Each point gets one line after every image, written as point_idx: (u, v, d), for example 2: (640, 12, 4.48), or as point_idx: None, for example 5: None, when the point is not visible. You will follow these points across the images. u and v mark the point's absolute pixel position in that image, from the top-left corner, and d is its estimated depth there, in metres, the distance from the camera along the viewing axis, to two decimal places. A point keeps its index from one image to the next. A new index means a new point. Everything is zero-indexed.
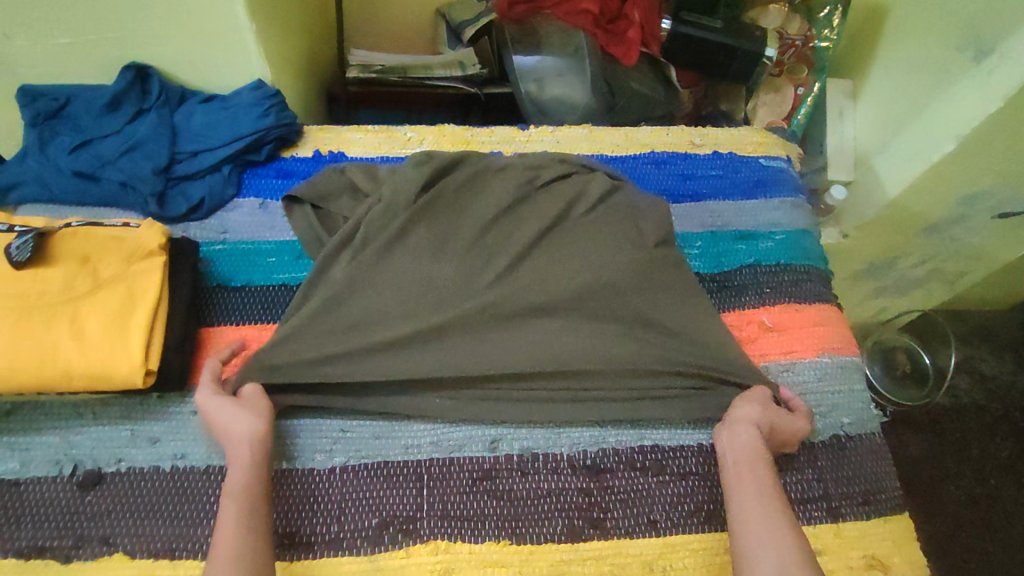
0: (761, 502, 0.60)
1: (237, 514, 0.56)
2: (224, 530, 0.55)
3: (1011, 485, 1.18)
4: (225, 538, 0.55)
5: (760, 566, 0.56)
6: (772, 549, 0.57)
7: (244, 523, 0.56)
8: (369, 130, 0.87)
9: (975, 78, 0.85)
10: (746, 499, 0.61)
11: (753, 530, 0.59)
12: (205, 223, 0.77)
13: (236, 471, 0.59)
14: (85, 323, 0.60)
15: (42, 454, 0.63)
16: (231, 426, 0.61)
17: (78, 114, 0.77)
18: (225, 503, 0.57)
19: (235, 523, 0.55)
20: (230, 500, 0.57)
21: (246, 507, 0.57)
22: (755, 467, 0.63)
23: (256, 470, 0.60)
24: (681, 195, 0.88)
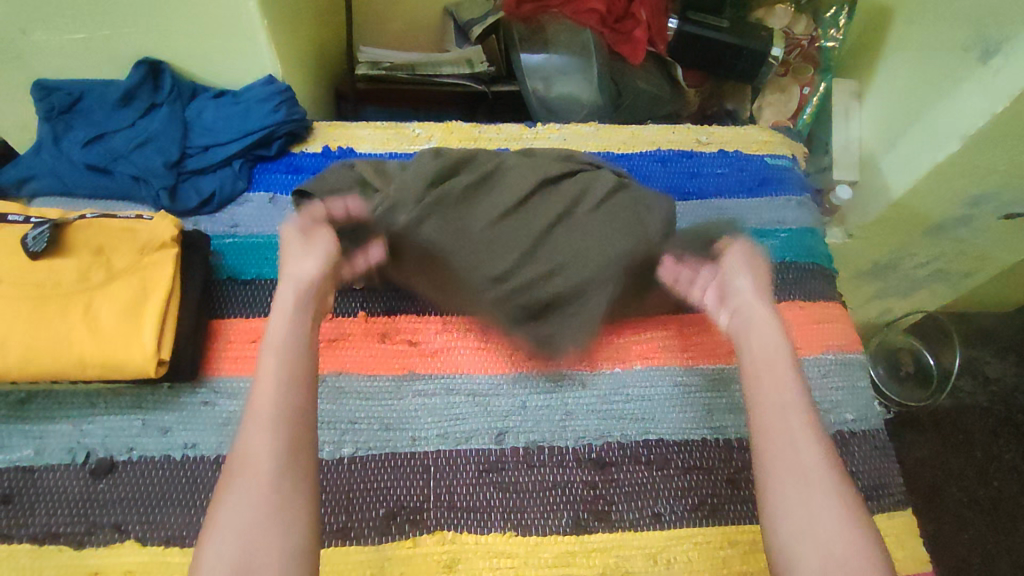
0: (782, 395, 0.59)
1: (284, 374, 0.56)
2: (263, 390, 0.55)
3: (1015, 486, 1.18)
4: (263, 402, 0.54)
5: (778, 463, 0.55)
6: (791, 443, 0.55)
7: (286, 389, 0.55)
8: (378, 126, 0.88)
9: (981, 78, 0.86)
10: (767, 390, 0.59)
11: (773, 426, 0.57)
12: (215, 217, 0.78)
13: (281, 327, 0.60)
14: (99, 313, 0.62)
15: (55, 442, 0.64)
16: (297, 265, 0.65)
17: (91, 108, 0.78)
18: (268, 356, 0.57)
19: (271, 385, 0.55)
20: (274, 356, 0.57)
21: (288, 364, 0.57)
22: (773, 358, 0.61)
23: (304, 324, 0.61)
24: (686, 191, 0.89)
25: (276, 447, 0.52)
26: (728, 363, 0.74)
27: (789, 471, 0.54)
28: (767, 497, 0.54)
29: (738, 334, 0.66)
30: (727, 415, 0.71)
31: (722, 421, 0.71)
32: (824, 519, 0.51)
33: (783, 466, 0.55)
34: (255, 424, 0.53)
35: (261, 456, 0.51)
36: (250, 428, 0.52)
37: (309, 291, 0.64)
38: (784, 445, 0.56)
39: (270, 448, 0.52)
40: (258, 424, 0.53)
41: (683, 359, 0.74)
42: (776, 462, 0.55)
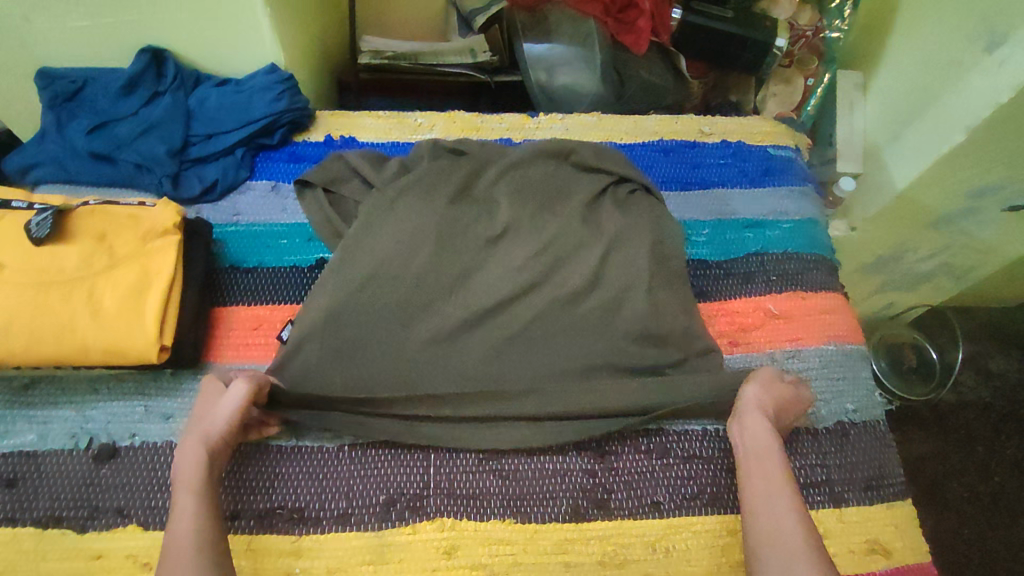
0: (771, 489, 0.61)
1: (194, 510, 0.56)
2: (183, 520, 0.55)
3: (1016, 481, 1.18)
4: (185, 529, 0.54)
5: (770, 565, 0.56)
6: (783, 544, 0.57)
7: (202, 516, 0.55)
8: (381, 115, 0.88)
9: (986, 69, 0.85)
10: (762, 491, 0.61)
11: (764, 525, 0.58)
12: (217, 206, 0.78)
13: (191, 467, 0.58)
14: (101, 299, 0.62)
15: (58, 427, 0.64)
16: (208, 420, 0.61)
17: (95, 96, 0.78)
18: (183, 498, 0.56)
19: (195, 514, 0.56)
20: (188, 495, 0.57)
21: (203, 500, 0.57)
22: (765, 448, 0.64)
23: (210, 466, 0.59)
24: (689, 182, 0.88)
25: (201, 568, 0.52)
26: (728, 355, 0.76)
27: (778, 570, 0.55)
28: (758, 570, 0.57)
29: (743, 438, 0.65)
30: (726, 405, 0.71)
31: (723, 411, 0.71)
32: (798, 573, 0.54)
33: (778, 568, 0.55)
34: (175, 551, 0.53)
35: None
36: (172, 557, 0.52)
37: (212, 446, 0.60)
38: (774, 547, 0.57)
39: (195, 572, 0.52)
40: (181, 549, 0.53)
41: None
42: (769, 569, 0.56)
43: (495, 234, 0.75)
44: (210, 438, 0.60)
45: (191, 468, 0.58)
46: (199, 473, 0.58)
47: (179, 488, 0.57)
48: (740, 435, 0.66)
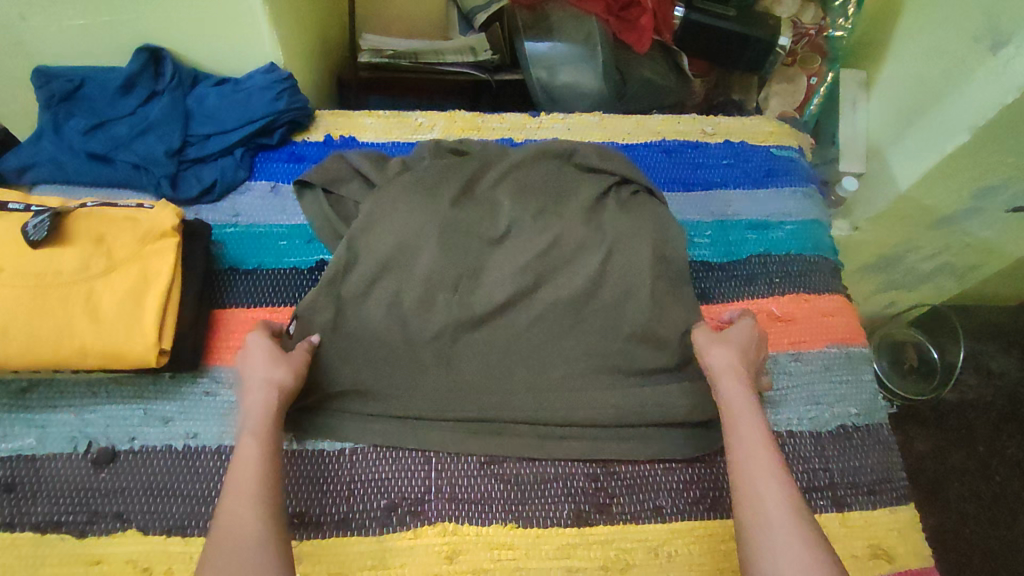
0: (758, 460, 0.58)
1: (257, 456, 0.56)
2: (246, 464, 0.55)
3: (1017, 482, 1.17)
4: (247, 473, 0.55)
5: (759, 538, 0.53)
6: (773, 519, 0.54)
7: (265, 463, 0.56)
8: (381, 115, 0.87)
9: (990, 69, 0.84)
10: (748, 465, 0.58)
11: (753, 496, 0.56)
12: (217, 206, 0.78)
13: (258, 415, 0.59)
14: (100, 302, 0.61)
15: (56, 431, 0.64)
16: (266, 370, 0.62)
17: (92, 96, 0.77)
18: (246, 445, 0.57)
19: (258, 460, 0.56)
20: (252, 441, 0.57)
21: (267, 449, 0.57)
22: (747, 418, 0.61)
23: (274, 417, 0.60)
24: (691, 183, 0.88)
25: (261, 514, 0.52)
26: None
27: (769, 547, 0.52)
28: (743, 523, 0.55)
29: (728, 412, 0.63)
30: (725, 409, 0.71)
31: None
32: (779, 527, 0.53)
33: (770, 546, 0.52)
34: (235, 494, 0.53)
35: (243, 531, 0.51)
36: (232, 500, 0.53)
37: (279, 398, 0.61)
38: (765, 525, 0.54)
39: (254, 516, 0.52)
40: (241, 493, 0.53)
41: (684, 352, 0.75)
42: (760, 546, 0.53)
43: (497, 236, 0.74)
44: (277, 391, 0.61)
45: (257, 417, 0.59)
46: (263, 423, 0.59)
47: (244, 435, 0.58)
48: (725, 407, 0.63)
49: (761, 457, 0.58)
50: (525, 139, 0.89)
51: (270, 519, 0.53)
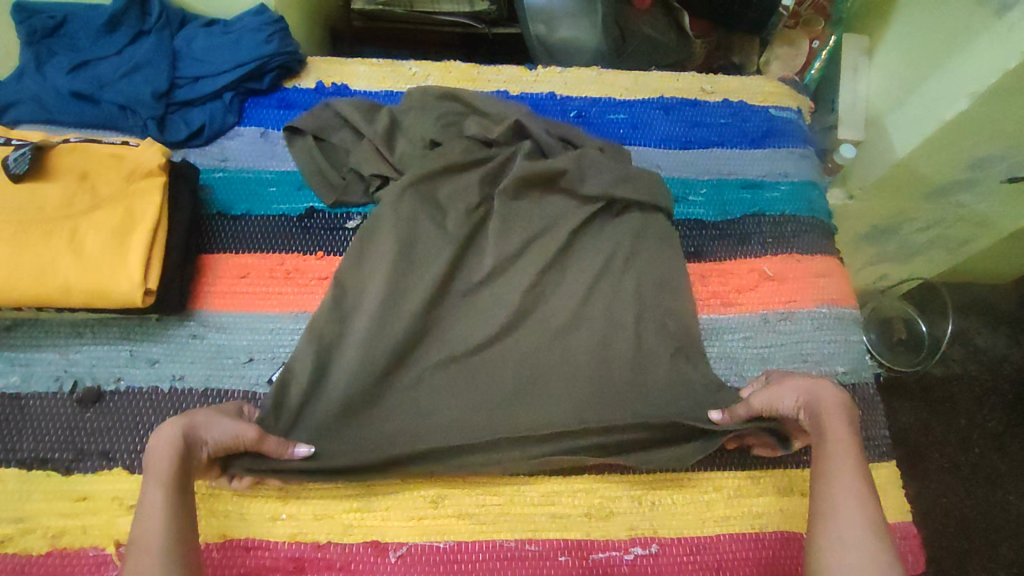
0: (845, 501, 0.53)
1: (163, 507, 0.49)
2: (150, 518, 0.48)
3: (995, 453, 1.19)
4: (153, 529, 0.48)
5: None
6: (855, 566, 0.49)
7: (171, 517, 0.49)
8: (375, 63, 0.85)
9: (997, 34, 0.82)
10: (839, 508, 0.52)
11: (836, 540, 0.51)
12: (205, 150, 0.76)
13: (164, 458, 0.51)
14: (84, 240, 0.60)
15: (42, 370, 0.63)
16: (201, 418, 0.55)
17: (76, 34, 0.75)
18: (152, 492, 0.50)
19: (163, 513, 0.49)
20: (158, 491, 0.50)
21: (175, 499, 0.50)
22: (835, 447, 0.56)
23: (185, 461, 0.52)
24: (689, 141, 0.87)
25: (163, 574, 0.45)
26: (718, 314, 0.76)
27: None
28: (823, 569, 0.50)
29: (819, 443, 0.57)
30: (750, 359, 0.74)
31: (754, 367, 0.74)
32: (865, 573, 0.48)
33: None
34: (137, 552, 0.46)
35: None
36: (135, 559, 0.46)
37: (187, 441, 0.53)
38: None
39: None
40: (146, 551, 0.46)
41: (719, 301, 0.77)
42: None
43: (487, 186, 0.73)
44: (190, 429, 0.54)
45: (162, 458, 0.51)
46: (171, 468, 0.51)
47: (150, 485, 0.51)
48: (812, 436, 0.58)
49: (851, 500, 0.53)
50: (521, 92, 0.87)
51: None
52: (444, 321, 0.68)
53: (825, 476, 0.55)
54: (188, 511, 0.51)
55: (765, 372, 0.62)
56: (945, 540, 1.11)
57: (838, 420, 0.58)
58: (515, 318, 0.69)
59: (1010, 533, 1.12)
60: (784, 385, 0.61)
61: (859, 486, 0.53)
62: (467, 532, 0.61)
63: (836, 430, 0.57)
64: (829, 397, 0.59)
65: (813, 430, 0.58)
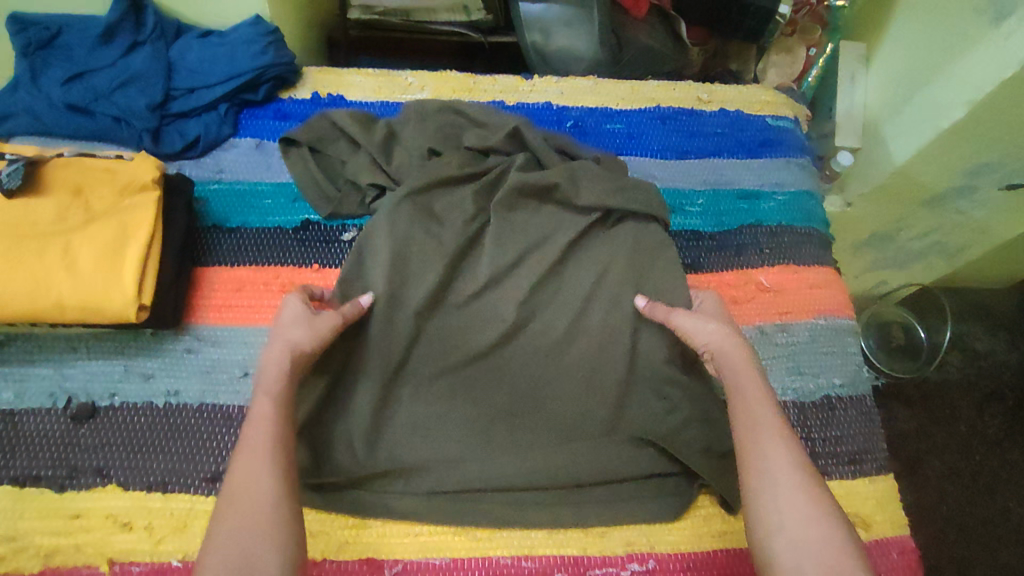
0: (762, 432, 0.55)
1: (271, 417, 0.52)
2: (258, 424, 0.51)
3: (995, 460, 1.19)
4: (261, 434, 0.51)
5: (767, 514, 0.50)
6: (779, 491, 0.51)
7: (275, 424, 0.52)
8: (371, 74, 0.85)
9: (992, 43, 0.82)
10: (756, 438, 0.55)
11: (759, 469, 0.53)
12: (200, 162, 0.76)
13: (273, 371, 0.55)
14: (77, 255, 0.59)
15: (36, 386, 0.63)
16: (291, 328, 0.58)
17: (71, 45, 0.75)
18: (263, 402, 0.53)
19: (272, 421, 0.52)
20: (267, 402, 0.53)
21: (283, 410, 0.53)
22: (750, 390, 0.58)
23: (289, 379, 0.55)
24: (686, 151, 0.86)
25: (275, 478, 0.49)
26: None
27: (779, 527, 0.49)
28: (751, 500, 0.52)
29: (735, 388, 0.59)
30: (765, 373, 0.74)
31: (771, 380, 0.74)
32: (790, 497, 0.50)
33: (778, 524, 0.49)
34: (248, 454, 0.50)
35: (259, 495, 0.47)
36: (247, 460, 0.49)
37: (290, 359, 0.56)
38: (774, 503, 0.51)
39: (269, 484, 0.48)
40: (254, 455, 0.49)
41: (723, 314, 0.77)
42: (774, 534, 0.49)
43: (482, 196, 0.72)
44: (293, 349, 0.57)
45: (272, 372, 0.55)
46: (277, 383, 0.54)
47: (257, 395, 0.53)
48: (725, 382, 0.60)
49: (766, 429, 0.55)
50: (517, 102, 0.87)
51: (284, 481, 0.49)
52: (439, 334, 0.68)
53: (744, 417, 0.56)
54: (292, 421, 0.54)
55: (686, 321, 0.64)
56: (945, 548, 1.11)
57: (749, 364, 0.60)
58: (511, 332, 0.68)
59: (1009, 540, 1.12)
60: (700, 328, 0.63)
61: (778, 424, 0.55)
62: (465, 548, 0.61)
63: (749, 377, 0.59)
64: (742, 347, 0.61)
65: (726, 376, 0.60)
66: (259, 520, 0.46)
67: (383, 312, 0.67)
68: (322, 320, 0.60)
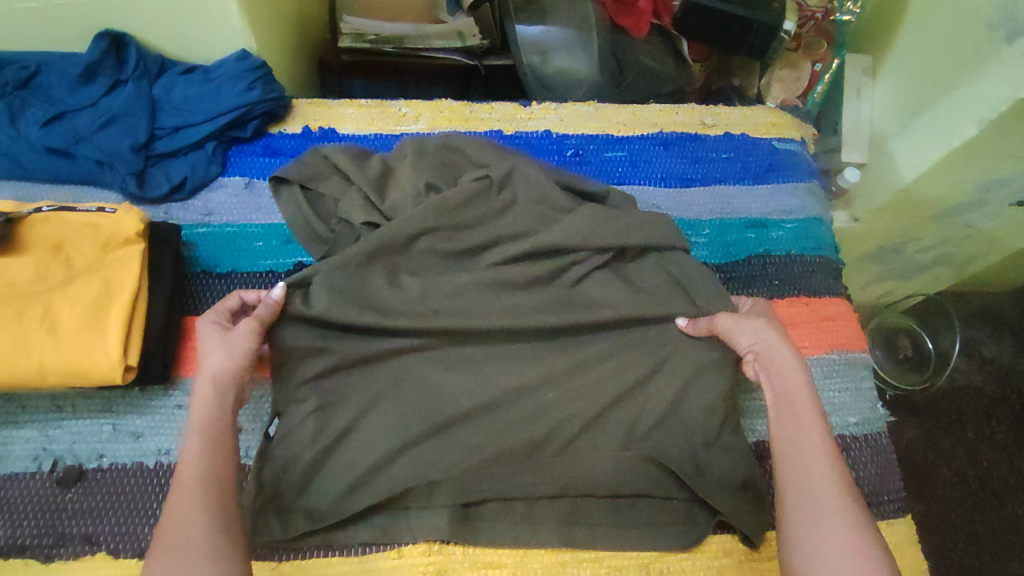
0: (809, 443, 0.53)
1: (202, 450, 0.51)
2: (190, 458, 0.50)
3: (1005, 468, 1.12)
4: (191, 469, 0.49)
5: (804, 537, 0.49)
6: (822, 510, 0.49)
7: (209, 458, 0.50)
8: (362, 105, 0.82)
9: (1006, 59, 0.77)
10: (801, 452, 0.53)
11: (802, 483, 0.51)
12: (188, 205, 0.73)
13: (200, 409, 0.53)
14: (59, 316, 0.57)
15: (19, 449, 0.60)
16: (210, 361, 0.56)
17: (49, 85, 0.72)
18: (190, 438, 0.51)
19: (202, 456, 0.50)
20: (194, 436, 0.51)
21: (215, 443, 0.51)
22: (800, 404, 0.55)
23: (222, 409, 0.54)
24: (690, 178, 0.84)
25: (206, 509, 0.47)
26: None
27: (815, 547, 0.48)
28: (789, 519, 0.50)
29: (782, 400, 0.57)
30: None
31: None
32: (830, 515, 0.49)
33: (816, 545, 0.48)
34: (179, 489, 0.48)
35: (188, 529, 0.46)
36: (175, 495, 0.48)
37: (221, 389, 0.55)
38: (812, 522, 0.49)
39: (202, 518, 0.47)
40: (184, 494, 0.48)
41: None
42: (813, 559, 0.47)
43: (472, 231, 0.68)
44: (219, 379, 0.55)
45: (198, 410, 0.53)
46: (204, 414, 0.53)
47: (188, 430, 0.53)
48: (773, 390, 0.57)
49: (813, 443, 0.53)
50: (515, 131, 0.84)
51: (219, 514, 0.48)
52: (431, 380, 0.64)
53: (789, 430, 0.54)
54: (229, 452, 0.52)
55: (729, 320, 0.62)
56: (954, 559, 1.05)
57: (797, 373, 0.58)
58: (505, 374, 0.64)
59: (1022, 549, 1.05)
60: (741, 329, 0.61)
61: (826, 441, 0.53)
62: None
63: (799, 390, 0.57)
64: (789, 351, 0.59)
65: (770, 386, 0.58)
66: (187, 550, 0.44)
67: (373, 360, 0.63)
68: (240, 337, 0.58)
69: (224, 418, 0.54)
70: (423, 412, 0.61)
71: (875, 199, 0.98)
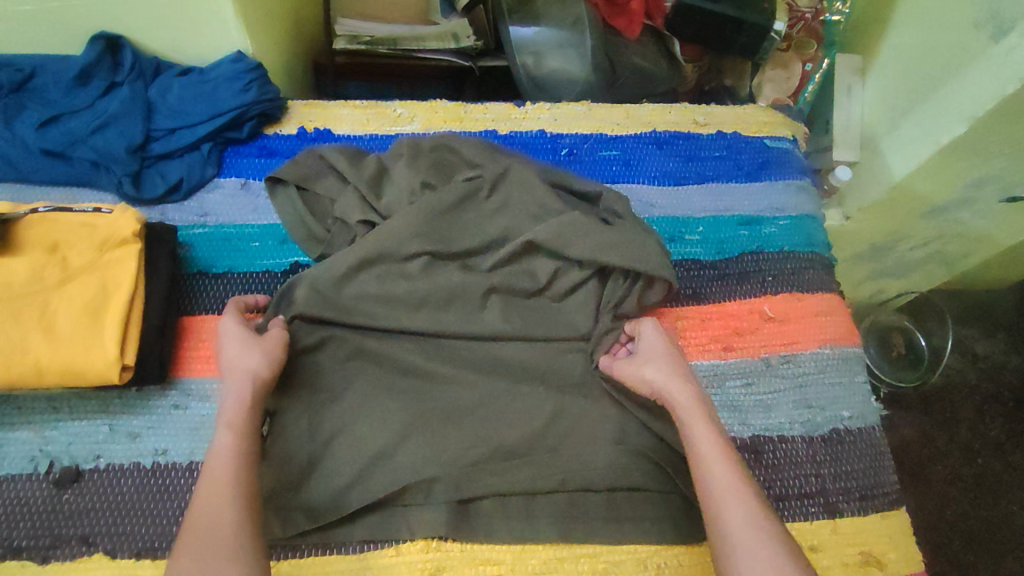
0: (713, 465, 0.53)
1: (235, 445, 0.51)
2: (220, 455, 0.50)
3: (998, 465, 1.13)
4: (223, 466, 0.50)
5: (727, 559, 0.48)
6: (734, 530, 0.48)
7: (239, 457, 0.51)
8: (358, 106, 0.83)
9: (991, 58, 0.78)
10: (710, 475, 0.52)
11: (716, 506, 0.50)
12: (184, 206, 0.73)
13: (234, 403, 0.54)
14: (56, 317, 0.58)
15: (15, 451, 0.60)
16: (244, 360, 0.57)
17: (45, 87, 0.72)
18: (223, 433, 0.52)
19: (233, 454, 0.51)
20: (228, 432, 0.52)
21: (247, 442, 0.52)
22: (700, 430, 0.56)
23: (252, 409, 0.54)
24: (683, 176, 0.84)
25: (234, 506, 0.48)
26: (724, 359, 0.73)
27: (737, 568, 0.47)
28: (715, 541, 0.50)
29: (678, 422, 0.57)
30: (781, 411, 0.72)
31: (783, 418, 0.71)
32: (743, 534, 0.48)
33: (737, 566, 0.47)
34: (208, 485, 0.48)
35: (214, 525, 0.46)
36: (204, 491, 0.48)
37: (254, 389, 0.55)
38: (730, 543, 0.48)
39: (231, 514, 0.47)
40: (213, 490, 0.48)
41: (724, 345, 0.74)
42: None
43: (467, 230, 0.68)
44: (257, 378, 0.56)
45: (232, 406, 0.54)
46: (238, 410, 0.54)
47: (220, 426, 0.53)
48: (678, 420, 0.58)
49: (718, 466, 0.53)
50: (510, 131, 0.85)
51: (246, 512, 0.48)
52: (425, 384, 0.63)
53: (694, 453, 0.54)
54: (257, 450, 0.53)
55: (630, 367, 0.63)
56: (950, 554, 1.05)
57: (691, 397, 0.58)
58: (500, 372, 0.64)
59: (1017, 543, 1.06)
60: (639, 371, 0.61)
61: (732, 462, 0.53)
62: None
63: (692, 407, 0.57)
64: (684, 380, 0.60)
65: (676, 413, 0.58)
66: (213, 548, 0.45)
67: (368, 358, 0.64)
68: (274, 343, 0.59)
69: (255, 417, 0.54)
70: (419, 411, 0.61)
71: (866, 197, 0.99)
